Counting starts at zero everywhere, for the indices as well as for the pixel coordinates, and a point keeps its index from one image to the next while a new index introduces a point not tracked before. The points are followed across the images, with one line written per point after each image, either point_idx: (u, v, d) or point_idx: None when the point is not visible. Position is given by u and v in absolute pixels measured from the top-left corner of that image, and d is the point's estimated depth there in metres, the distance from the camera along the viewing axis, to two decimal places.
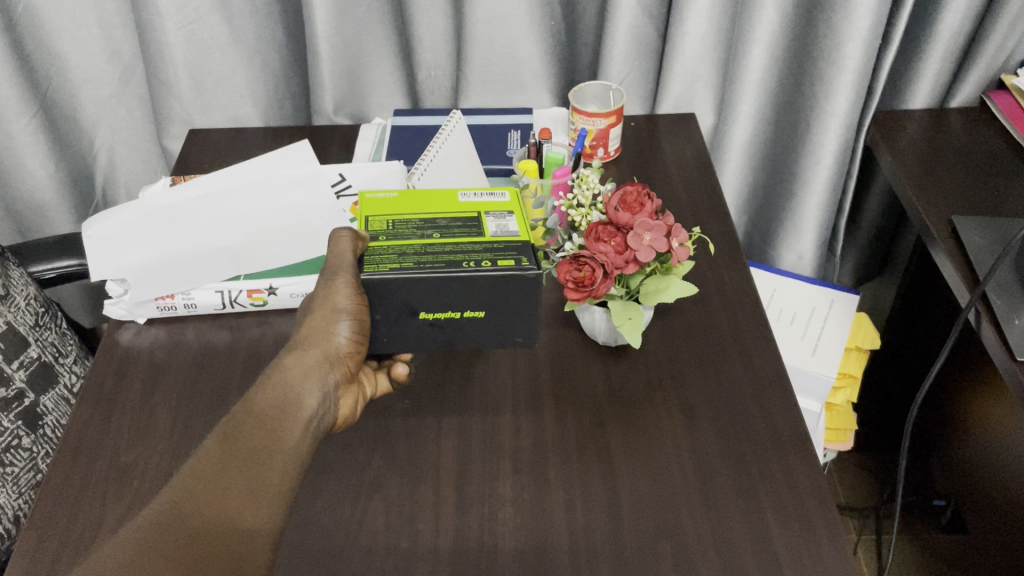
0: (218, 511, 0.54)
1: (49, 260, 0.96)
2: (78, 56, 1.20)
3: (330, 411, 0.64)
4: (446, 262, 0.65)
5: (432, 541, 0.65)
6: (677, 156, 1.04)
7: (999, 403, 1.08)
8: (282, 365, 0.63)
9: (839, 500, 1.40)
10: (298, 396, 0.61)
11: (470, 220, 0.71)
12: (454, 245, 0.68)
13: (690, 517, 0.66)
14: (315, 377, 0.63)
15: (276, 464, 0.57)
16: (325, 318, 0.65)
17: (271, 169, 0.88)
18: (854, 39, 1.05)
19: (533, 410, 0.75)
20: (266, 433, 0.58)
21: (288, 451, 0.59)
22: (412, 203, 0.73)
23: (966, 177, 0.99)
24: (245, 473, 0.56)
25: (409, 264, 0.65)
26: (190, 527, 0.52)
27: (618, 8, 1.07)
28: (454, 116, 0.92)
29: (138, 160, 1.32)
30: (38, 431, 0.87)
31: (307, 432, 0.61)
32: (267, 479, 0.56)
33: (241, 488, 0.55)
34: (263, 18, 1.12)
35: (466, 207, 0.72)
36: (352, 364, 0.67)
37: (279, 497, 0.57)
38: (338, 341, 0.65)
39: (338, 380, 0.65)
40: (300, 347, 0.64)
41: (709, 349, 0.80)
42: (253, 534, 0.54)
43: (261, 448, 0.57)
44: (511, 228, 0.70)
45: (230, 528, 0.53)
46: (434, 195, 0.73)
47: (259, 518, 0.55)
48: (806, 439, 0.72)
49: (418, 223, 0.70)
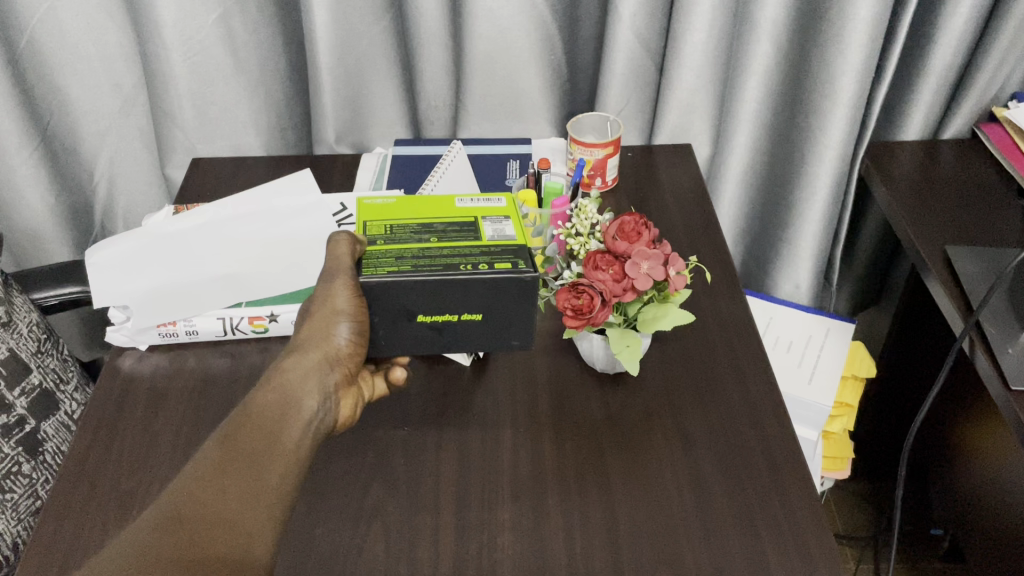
0: (219, 509, 0.54)
1: (51, 287, 0.96)
2: (80, 89, 1.21)
3: (329, 413, 0.65)
4: (444, 264, 0.67)
5: (431, 565, 0.65)
6: (673, 184, 1.06)
7: (994, 430, 1.09)
8: (281, 368, 0.63)
9: (837, 528, 1.38)
10: (297, 399, 0.62)
11: (467, 225, 0.72)
12: (451, 248, 0.69)
13: (687, 542, 0.66)
14: (314, 379, 0.64)
15: (276, 463, 0.58)
16: (323, 320, 0.65)
17: (273, 199, 0.91)
18: (848, 73, 1.07)
19: (532, 436, 0.75)
20: (265, 433, 0.59)
21: (288, 454, 0.59)
22: (410, 209, 0.74)
23: (958, 206, 1.01)
24: (244, 472, 0.56)
25: (407, 267, 0.66)
26: (197, 524, 0.53)
27: (614, 41, 1.10)
28: (454, 147, 0.95)
29: (138, 189, 1.32)
30: (38, 457, 0.87)
31: (307, 434, 0.62)
32: (266, 478, 0.57)
33: (242, 487, 0.56)
34: (266, 50, 1.14)
35: (462, 212, 0.73)
36: (353, 365, 0.68)
37: (279, 495, 0.57)
38: (339, 344, 0.66)
39: (338, 382, 0.66)
40: (301, 349, 0.65)
41: (706, 378, 0.81)
42: (254, 531, 0.55)
43: (261, 450, 0.58)
44: (507, 232, 0.71)
45: (232, 524, 0.54)
46: (430, 202, 0.75)
47: (263, 517, 0.55)
48: (804, 467, 0.72)
49: (415, 227, 0.71)
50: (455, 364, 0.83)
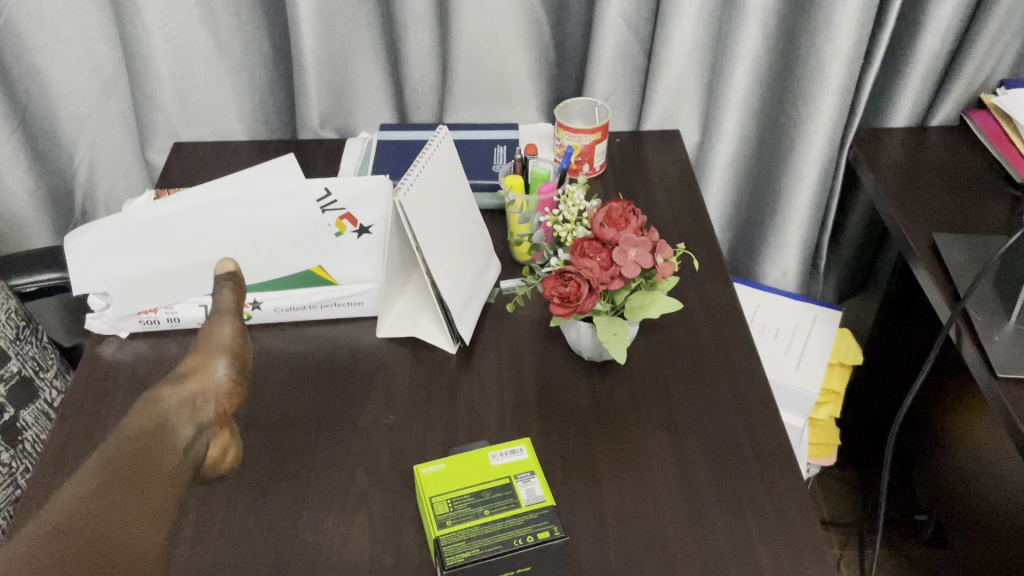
0: (99, 531, 0.46)
1: (29, 273, 0.95)
2: (59, 72, 1.19)
3: (202, 452, 0.57)
4: (501, 539, 0.60)
5: (416, 556, 0.64)
6: (661, 171, 1.05)
7: (980, 415, 1.09)
8: (155, 396, 0.57)
9: (822, 514, 1.39)
10: (172, 425, 0.55)
11: (503, 488, 0.64)
12: (501, 520, 0.61)
13: (674, 532, 0.66)
14: (186, 412, 0.57)
15: (157, 484, 0.50)
16: (200, 355, 0.61)
17: (253, 184, 0.77)
18: (837, 58, 1.06)
19: (518, 425, 0.74)
20: (140, 456, 0.51)
21: (170, 474, 0.52)
22: (457, 474, 0.65)
23: (946, 193, 1.00)
24: (131, 491, 0.49)
25: (471, 547, 0.59)
26: (86, 535, 0.45)
27: (603, 26, 1.08)
28: (439, 133, 0.82)
29: (119, 174, 1.30)
30: (17, 446, 0.86)
31: (185, 464, 0.54)
32: (148, 497, 0.49)
33: (122, 506, 0.48)
34: (249, 32, 1.12)
35: (496, 472, 0.65)
36: (231, 406, 0.61)
37: (163, 517, 0.49)
38: (215, 379, 0.60)
39: (212, 419, 0.59)
40: (175, 383, 0.59)
41: (692, 365, 0.80)
42: (142, 555, 0.47)
43: (141, 466, 0.51)
44: (537, 492, 0.64)
45: (115, 545, 0.46)
46: (468, 459, 0.66)
47: (151, 540, 0.47)
48: (791, 456, 0.72)
49: (467, 501, 0.63)
50: (441, 352, 0.82)
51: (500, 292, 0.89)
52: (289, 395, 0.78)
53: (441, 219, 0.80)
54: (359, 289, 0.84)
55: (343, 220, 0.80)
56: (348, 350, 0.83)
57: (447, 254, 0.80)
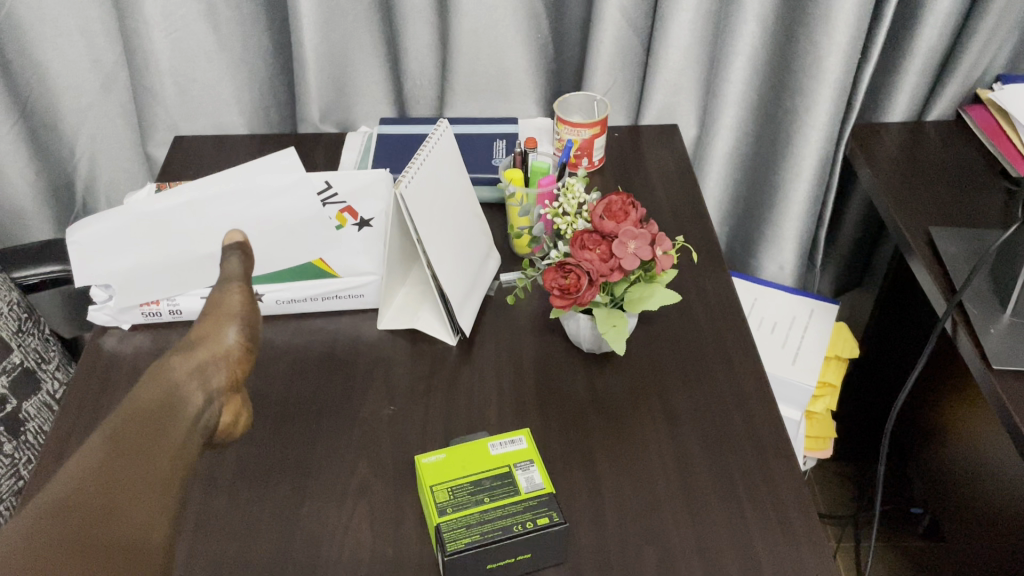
0: (111, 500, 0.44)
1: (30, 266, 0.95)
2: (60, 64, 1.19)
3: (213, 421, 0.55)
4: (502, 525, 0.61)
5: (417, 544, 0.65)
6: (660, 165, 1.06)
7: (975, 409, 1.10)
8: (165, 364, 0.55)
9: (819, 507, 1.40)
10: (181, 395, 0.53)
11: (503, 476, 0.64)
12: (501, 508, 0.62)
13: (672, 521, 0.67)
14: (196, 380, 0.55)
15: (167, 454, 0.48)
16: (212, 319, 0.59)
17: (251, 177, 0.77)
18: (834, 53, 1.07)
19: (517, 415, 0.75)
20: (151, 424, 0.49)
21: (179, 447, 0.50)
22: (456, 464, 0.65)
23: (941, 187, 1.01)
24: (137, 465, 0.46)
25: (472, 533, 0.60)
26: (87, 517, 0.43)
27: (602, 20, 1.09)
28: (439, 127, 0.82)
29: (120, 167, 1.31)
30: (20, 437, 0.86)
31: (194, 435, 0.52)
32: (159, 467, 0.47)
33: (132, 476, 0.46)
34: (249, 26, 1.12)
35: (495, 462, 0.66)
36: (240, 372, 0.59)
37: (171, 489, 0.47)
38: (226, 345, 0.58)
39: (223, 386, 0.57)
40: (186, 349, 0.57)
41: (690, 356, 0.81)
42: (148, 529, 0.45)
43: (148, 440, 0.48)
44: (537, 479, 0.64)
45: (122, 517, 0.44)
46: (468, 449, 0.67)
47: (154, 521, 0.45)
48: (788, 446, 0.73)
49: (467, 490, 0.63)
50: (441, 344, 0.82)
51: (500, 285, 0.89)
52: (291, 386, 0.78)
53: (440, 212, 0.80)
54: (360, 281, 0.84)
55: (343, 214, 0.81)
56: (349, 342, 0.83)
57: (447, 247, 0.81)
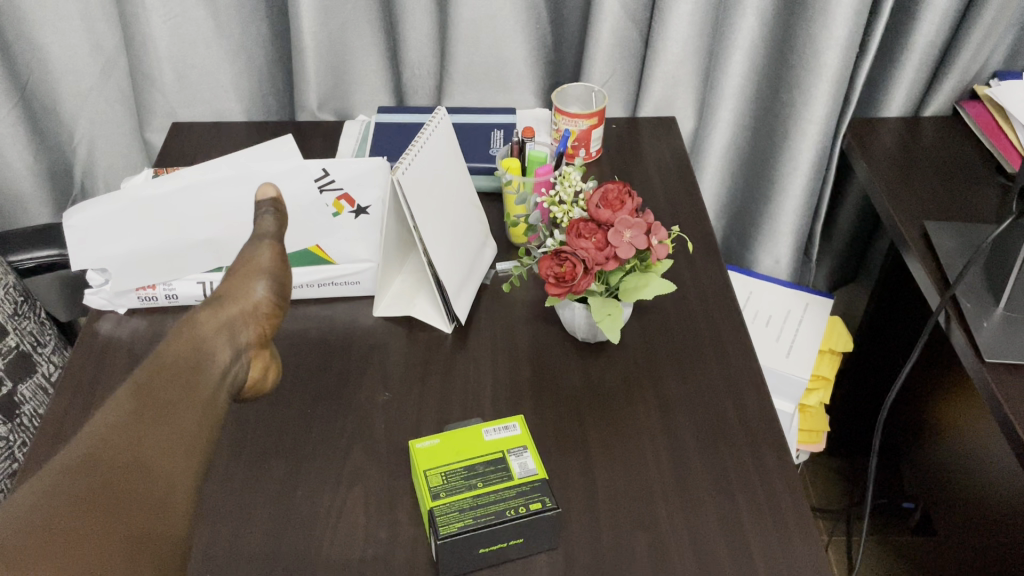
0: (137, 459, 0.45)
1: (27, 249, 0.95)
2: (60, 48, 1.19)
3: (240, 376, 0.57)
4: (494, 510, 0.61)
5: (410, 529, 0.65)
6: (657, 157, 1.06)
7: (966, 400, 1.11)
8: (194, 319, 0.56)
9: (811, 501, 1.40)
10: (209, 349, 0.54)
11: (495, 462, 0.65)
12: (493, 494, 0.62)
13: (664, 509, 0.67)
14: (226, 334, 0.56)
15: (191, 411, 0.49)
16: (243, 274, 0.60)
17: (250, 165, 0.77)
18: (832, 48, 1.07)
19: (512, 403, 0.75)
20: (178, 378, 0.50)
21: (204, 403, 0.51)
22: (449, 449, 0.66)
23: (936, 181, 1.02)
24: (162, 420, 0.48)
25: (463, 518, 0.60)
26: (112, 471, 0.44)
27: (601, 11, 1.09)
28: (437, 114, 0.82)
29: (117, 152, 1.31)
30: (15, 420, 0.87)
31: (222, 387, 0.54)
32: (185, 424, 0.48)
33: (157, 435, 0.47)
34: (248, 13, 1.12)
35: (487, 447, 0.66)
36: (269, 327, 0.60)
37: (199, 445, 0.49)
38: (255, 300, 0.59)
39: (251, 340, 0.58)
40: (215, 304, 0.58)
41: (685, 347, 0.81)
42: (173, 487, 0.46)
43: (176, 395, 0.49)
44: (530, 465, 0.65)
45: (148, 474, 0.45)
46: (461, 434, 0.67)
47: (179, 476, 0.46)
48: (780, 437, 0.73)
49: (461, 475, 0.64)
50: (437, 332, 0.83)
51: (495, 274, 0.90)
52: (285, 372, 0.78)
53: (438, 200, 0.81)
54: (357, 268, 0.85)
55: (340, 199, 0.80)
56: (345, 329, 0.83)
57: (443, 235, 0.81)
